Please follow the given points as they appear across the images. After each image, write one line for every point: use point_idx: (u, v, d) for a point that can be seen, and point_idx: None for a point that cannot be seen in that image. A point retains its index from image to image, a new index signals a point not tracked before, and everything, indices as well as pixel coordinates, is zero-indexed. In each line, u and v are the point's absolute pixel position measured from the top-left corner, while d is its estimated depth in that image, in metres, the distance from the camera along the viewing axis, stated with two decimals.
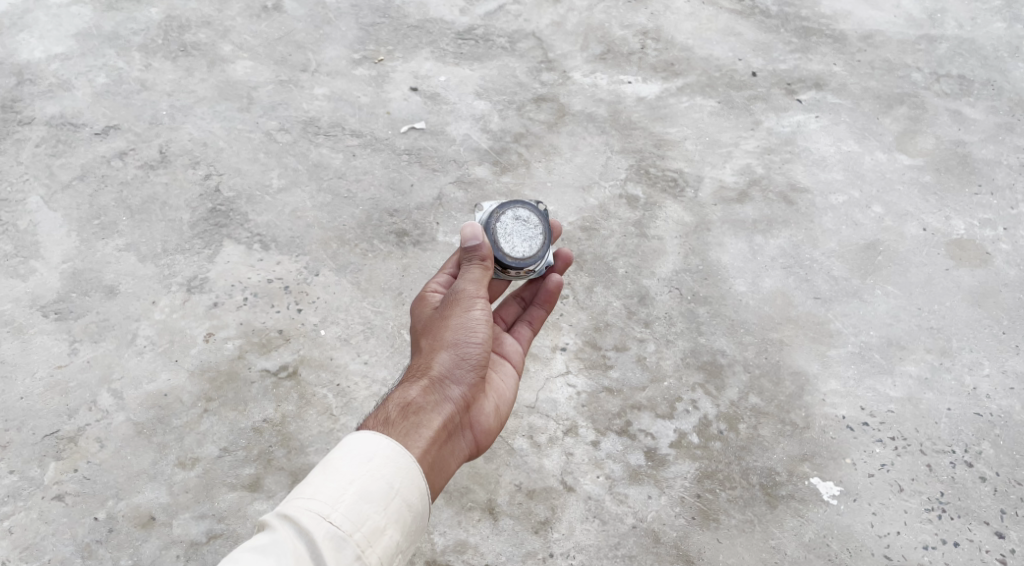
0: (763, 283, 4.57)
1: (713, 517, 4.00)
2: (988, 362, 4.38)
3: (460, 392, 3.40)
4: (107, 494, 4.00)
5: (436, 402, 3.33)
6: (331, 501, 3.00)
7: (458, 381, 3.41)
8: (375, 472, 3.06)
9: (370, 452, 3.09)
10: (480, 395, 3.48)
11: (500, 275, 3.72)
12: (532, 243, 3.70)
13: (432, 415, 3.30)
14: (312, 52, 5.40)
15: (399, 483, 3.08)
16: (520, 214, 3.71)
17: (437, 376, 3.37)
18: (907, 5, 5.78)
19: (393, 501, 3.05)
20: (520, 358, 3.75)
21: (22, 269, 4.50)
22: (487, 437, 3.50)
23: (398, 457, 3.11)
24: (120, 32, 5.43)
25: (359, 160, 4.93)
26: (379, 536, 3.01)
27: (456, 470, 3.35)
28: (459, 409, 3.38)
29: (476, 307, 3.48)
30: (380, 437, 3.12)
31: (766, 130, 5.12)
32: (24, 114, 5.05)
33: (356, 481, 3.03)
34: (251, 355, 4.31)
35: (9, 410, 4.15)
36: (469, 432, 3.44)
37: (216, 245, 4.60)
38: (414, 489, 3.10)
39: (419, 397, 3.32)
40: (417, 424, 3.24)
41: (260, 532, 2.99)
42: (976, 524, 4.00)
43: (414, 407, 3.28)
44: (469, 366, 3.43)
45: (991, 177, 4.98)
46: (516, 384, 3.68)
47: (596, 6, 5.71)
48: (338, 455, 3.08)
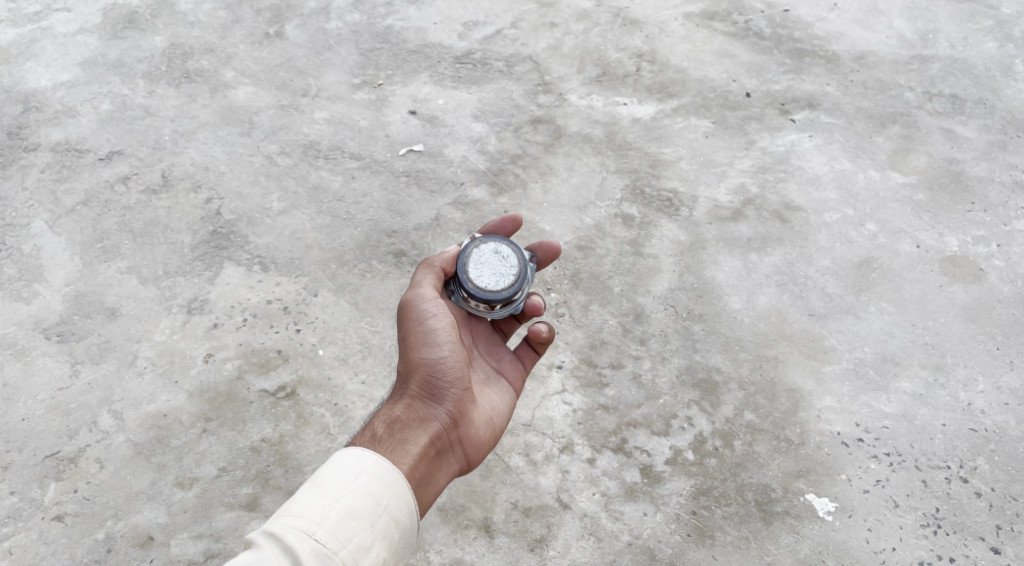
0: (758, 300, 4.60)
1: (708, 534, 4.01)
2: (982, 378, 4.39)
3: (445, 408, 3.49)
4: (106, 514, 4.03)
5: (420, 419, 3.43)
6: (317, 518, 3.01)
7: (442, 398, 3.49)
8: (361, 490, 3.10)
9: (356, 470, 3.13)
10: (469, 409, 3.55)
11: (462, 302, 3.69)
12: (502, 279, 3.65)
13: (417, 432, 3.39)
14: (312, 77, 5.48)
15: (386, 500, 3.11)
16: (501, 250, 3.68)
17: (417, 394, 3.48)
18: (899, 26, 5.84)
19: (380, 518, 3.08)
20: (519, 378, 3.82)
21: (25, 293, 4.56)
22: (478, 451, 3.58)
23: (384, 474, 3.15)
24: (124, 60, 5.52)
25: (358, 182, 4.99)
26: (365, 553, 3.03)
27: (446, 485, 3.43)
28: (446, 425, 3.48)
29: (431, 314, 3.52)
30: (366, 454, 3.17)
31: (760, 150, 5.17)
32: (30, 141, 5.13)
33: (343, 498, 3.06)
34: (250, 376, 4.35)
35: (11, 431, 4.19)
36: (459, 447, 3.52)
37: (216, 268, 4.65)
38: (401, 507, 3.14)
39: (405, 415, 3.43)
40: (402, 442, 3.33)
41: (244, 551, 2.98)
42: (972, 540, 4.00)
43: (398, 424, 3.38)
44: (448, 381, 3.49)
45: (984, 195, 5.01)
46: (511, 401, 3.75)
47: (592, 29, 5.78)
48: (324, 473, 3.11)
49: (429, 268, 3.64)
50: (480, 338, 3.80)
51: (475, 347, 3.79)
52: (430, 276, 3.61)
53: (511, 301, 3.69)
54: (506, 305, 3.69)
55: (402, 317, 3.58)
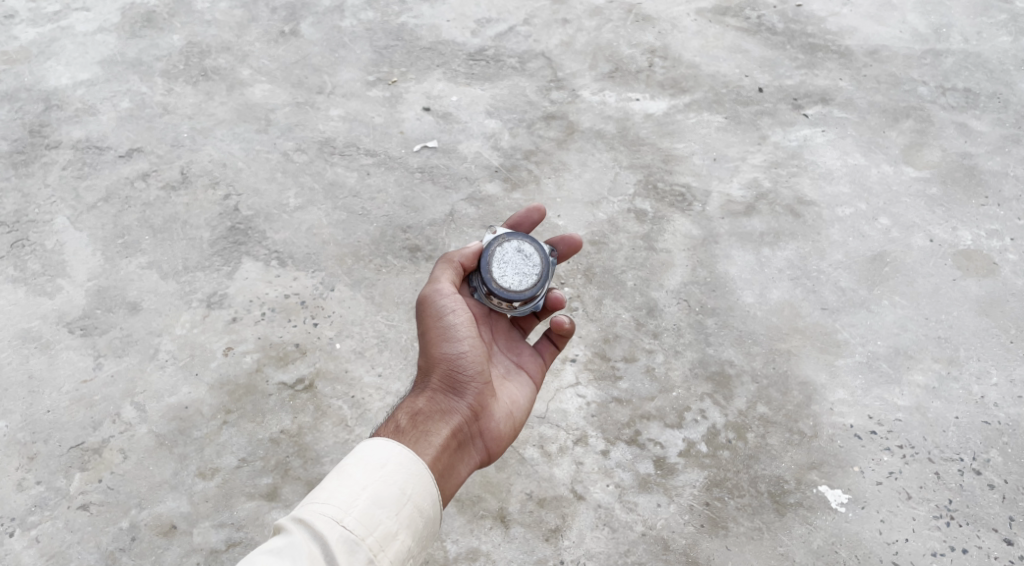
0: (770, 294, 4.63)
1: (721, 525, 4.05)
2: (995, 371, 4.41)
3: (466, 401, 3.55)
4: (130, 504, 4.09)
5: (442, 412, 3.49)
6: (344, 505, 3.09)
7: (463, 391, 3.56)
8: (387, 478, 3.17)
9: (382, 459, 3.20)
10: (489, 402, 3.61)
11: (484, 299, 3.76)
12: (524, 279, 3.73)
13: (439, 424, 3.46)
14: (327, 74, 5.53)
15: (411, 490, 3.19)
16: (523, 248, 3.75)
17: (438, 387, 3.55)
18: (913, 21, 5.85)
19: (405, 507, 3.16)
20: (540, 371, 3.84)
21: (49, 287, 4.63)
22: (500, 443, 3.63)
23: (409, 463, 3.22)
24: (143, 58, 5.59)
25: (373, 178, 5.05)
26: (391, 540, 3.10)
27: (467, 477, 3.48)
28: (467, 418, 3.53)
29: (449, 310, 3.61)
30: (392, 443, 3.24)
31: (773, 145, 5.19)
32: (51, 138, 5.20)
33: (369, 487, 3.14)
34: (269, 369, 4.41)
35: (36, 422, 4.26)
36: (480, 440, 3.57)
37: (235, 263, 4.71)
38: (425, 495, 3.21)
39: (426, 407, 3.49)
40: (425, 433, 3.39)
41: (275, 536, 3.07)
42: (985, 531, 4.03)
43: (420, 416, 3.45)
44: (469, 375, 3.56)
45: (997, 189, 5.02)
46: (530, 396, 3.77)
47: (605, 26, 5.82)
48: (351, 462, 3.19)
49: (449, 264, 3.71)
50: (499, 335, 3.83)
51: (495, 343, 3.82)
52: (449, 271, 3.68)
53: (531, 302, 3.76)
54: (526, 305, 3.76)
55: (420, 313, 3.66)
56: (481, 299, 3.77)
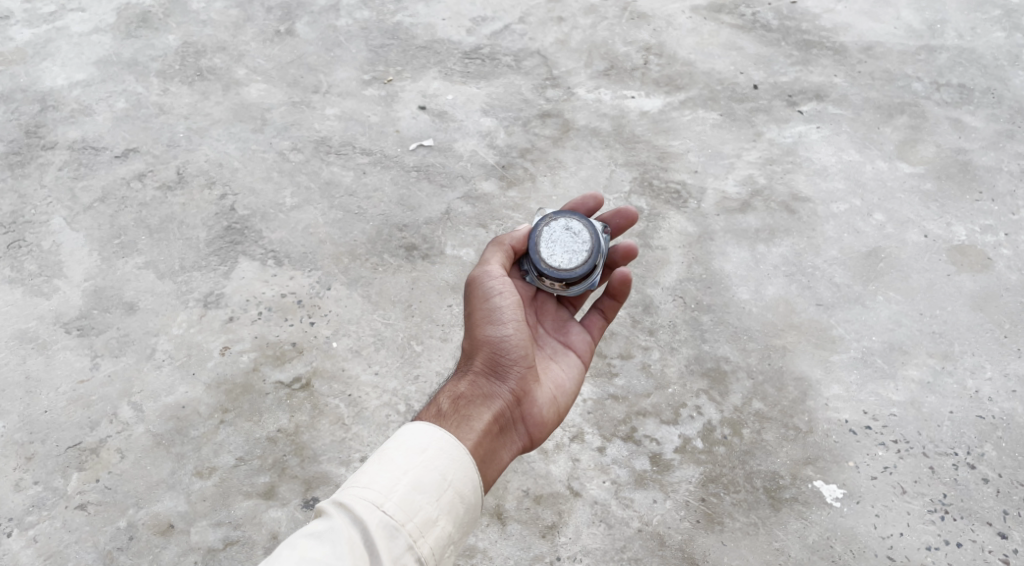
0: (765, 291, 4.64)
1: (717, 520, 4.06)
2: (990, 365, 4.43)
3: (509, 385, 3.57)
4: (127, 503, 4.10)
5: (485, 396, 3.52)
6: (385, 490, 3.09)
7: (506, 375, 3.58)
8: (427, 464, 3.16)
9: (423, 444, 3.20)
10: (533, 387, 3.63)
11: (535, 281, 3.81)
12: (574, 257, 3.75)
13: (481, 408, 3.48)
14: (323, 74, 5.54)
15: (451, 475, 3.18)
16: (571, 225, 3.78)
17: (481, 370, 3.57)
18: (907, 17, 5.86)
19: (446, 492, 3.15)
20: (588, 350, 3.86)
21: (46, 288, 4.64)
22: (542, 429, 3.65)
23: (451, 449, 3.21)
24: (138, 58, 5.60)
25: (369, 177, 5.06)
26: (431, 526, 3.10)
27: (509, 463, 3.51)
28: (509, 403, 3.56)
29: (496, 292, 3.64)
30: (433, 428, 3.24)
31: (768, 141, 5.21)
32: (47, 139, 5.20)
33: (410, 472, 3.13)
34: (265, 368, 4.42)
35: (33, 423, 4.27)
36: (522, 425, 3.60)
37: (231, 262, 4.73)
38: (466, 482, 3.20)
39: (469, 391, 3.52)
40: (466, 417, 3.42)
41: (316, 520, 3.07)
42: (979, 525, 4.04)
43: (463, 400, 3.48)
44: (513, 359, 3.59)
45: (991, 185, 5.03)
46: (578, 376, 3.79)
47: (600, 23, 5.83)
48: (392, 446, 3.19)
49: (499, 247, 3.76)
50: (546, 317, 3.87)
51: (541, 324, 3.86)
52: (497, 253, 3.73)
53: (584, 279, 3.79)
54: (579, 282, 3.79)
55: (467, 295, 3.70)
56: (534, 282, 3.82)
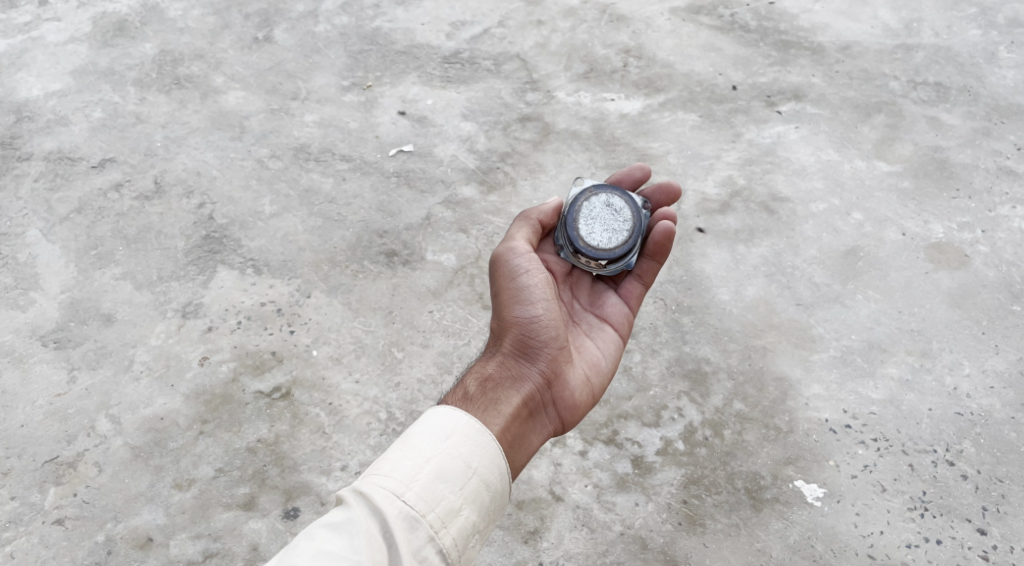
0: (746, 291, 4.64)
1: (699, 522, 4.05)
2: (968, 362, 4.43)
3: (539, 367, 3.54)
4: (105, 517, 4.08)
5: (514, 379, 3.49)
6: (406, 479, 3.02)
7: (537, 356, 3.55)
8: (450, 451, 3.09)
9: (447, 430, 3.13)
10: (565, 369, 3.58)
11: (571, 258, 3.80)
12: (615, 236, 3.75)
13: (510, 392, 3.45)
14: (302, 80, 5.52)
15: (475, 463, 3.11)
16: (612, 202, 3.77)
17: (511, 352, 3.54)
18: (884, 16, 5.88)
19: (470, 480, 3.08)
20: (624, 323, 3.81)
21: (22, 300, 4.61)
22: (575, 412, 3.61)
23: (476, 435, 3.14)
24: (115, 67, 5.57)
25: (349, 184, 5.04)
26: (454, 516, 3.03)
27: (539, 447, 3.48)
28: (539, 385, 3.52)
29: (523, 271, 3.59)
30: (458, 414, 3.16)
31: (747, 142, 5.21)
32: (23, 150, 5.17)
33: (432, 460, 3.06)
34: (245, 378, 4.40)
35: (10, 437, 4.24)
36: (553, 408, 3.57)
37: (210, 271, 4.70)
38: (491, 470, 3.13)
39: (497, 373, 3.50)
40: (494, 402, 3.39)
41: (335, 509, 3.00)
42: (958, 522, 4.05)
43: (491, 383, 3.45)
44: (543, 340, 3.54)
45: (969, 182, 5.04)
46: (612, 354, 3.75)
47: (579, 26, 5.83)
48: (415, 432, 3.11)
49: (526, 221, 3.74)
50: (581, 292, 3.84)
51: (577, 298, 3.83)
52: (524, 229, 3.70)
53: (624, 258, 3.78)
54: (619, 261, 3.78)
55: (496, 272, 3.65)
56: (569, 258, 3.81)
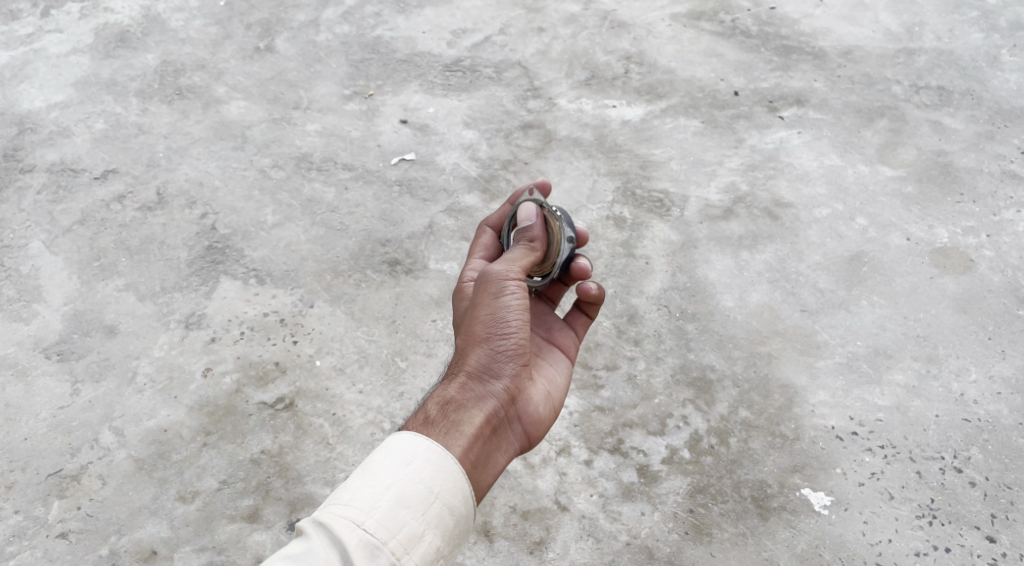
0: (750, 298, 4.63)
1: (705, 532, 4.03)
2: (974, 368, 4.41)
3: (502, 384, 3.26)
4: (109, 531, 4.05)
5: (476, 398, 3.20)
6: (366, 507, 2.85)
7: (500, 373, 3.27)
8: (412, 477, 2.92)
9: (408, 456, 2.95)
10: (524, 385, 3.34)
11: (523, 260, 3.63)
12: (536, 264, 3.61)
13: (473, 411, 3.17)
14: (304, 90, 5.52)
15: (438, 487, 2.94)
16: None
17: (474, 371, 3.24)
18: (885, 21, 5.88)
19: (432, 506, 2.91)
20: (574, 347, 3.65)
21: (25, 313, 4.60)
22: (539, 426, 3.37)
23: (438, 459, 2.97)
24: (117, 78, 5.57)
25: (351, 193, 5.03)
26: (417, 543, 2.86)
27: (506, 465, 3.21)
28: (503, 401, 3.25)
29: (506, 289, 3.31)
30: (419, 438, 2.99)
31: (750, 147, 5.20)
32: (25, 162, 5.17)
33: (393, 486, 2.89)
34: (249, 389, 4.39)
35: (13, 451, 4.23)
36: (517, 424, 3.30)
37: (212, 282, 4.70)
38: (455, 493, 2.96)
39: (460, 395, 3.19)
40: (457, 423, 3.11)
41: (294, 540, 2.85)
42: (967, 529, 4.02)
43: (453, 405, 3.16)
44: (508, 357, 3.28)
45: (972, 186, 5.03)
46: (568, 371, 3.58)
47: (580, 33, 5.83)
48: (376, 459, 2.94)
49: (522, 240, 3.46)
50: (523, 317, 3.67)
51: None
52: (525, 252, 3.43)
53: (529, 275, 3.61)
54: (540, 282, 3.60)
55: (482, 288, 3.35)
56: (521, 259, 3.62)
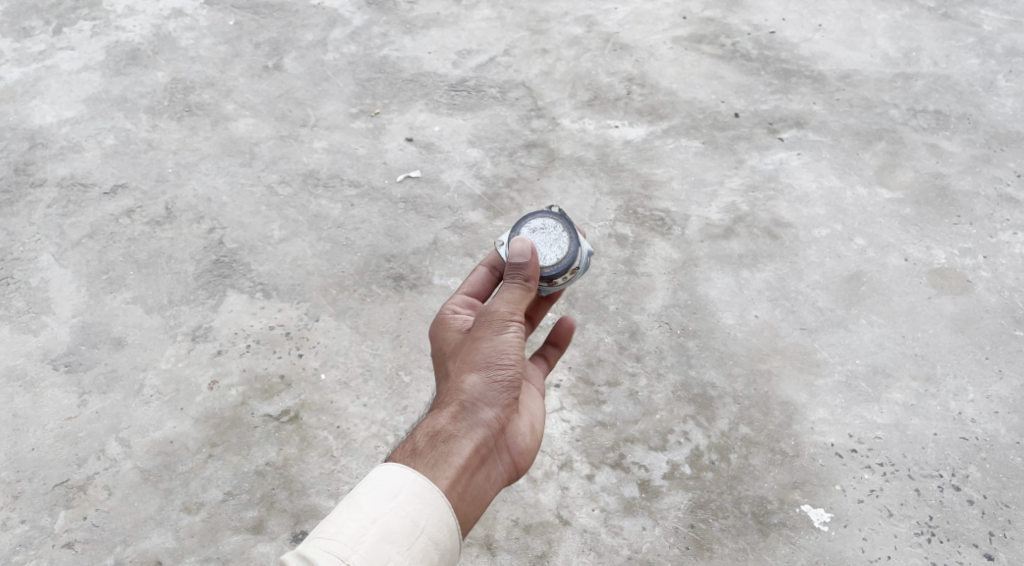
0: (750, 316, 4.68)
1: (706, 547, 4.08)
2: (972, 388, 4.46)
3: (494, 414, 3.31)
4: (115, 541, 4.10)
5: (466, 428, 3.25)
6: (351, 541, 2.94)
7: (491, 404, 3.31)
8: (397, 510, 3.00)
9: (393, 489, 3.03)
10: (515, 416, 3.38)
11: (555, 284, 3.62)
12: (559, 247, 3.59)
13: (463, 442, 3.22)
14: (311, 108, 5.60)
15: (423, 521, 3.02)
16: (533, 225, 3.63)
17: (467, 400, 3.29)
18: (883, 46, 5.97)
19: (417, 540, 2.99)
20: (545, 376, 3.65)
21: (33, 324, 4.66)
22: (527, 458, 3.40)
23: (423, 493, 3.05)
24: (127, 95, 5.66)
25: (357, 209, 5.10)
26: None
27: (493, 497, 3.26)
28: (493, 432, 3.30)
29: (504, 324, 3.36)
30: (406, 471, 3.07)
31: (750, 168, 5.27)
32: (36, 176, 5.24)
33: (378, 520, 2.98)
34: (254, 401, 4.44)
35: (21, 461, 4.28)
36: (507, 454, 3.35)
37: (219, 295, 4.76)
38: (440, 526, 3.04)
39: (449, 425, 3.24)
40: (446, 454, 3.17)
41: None
42: (965, 547, 4.06)
43: (442, 436, 3.21)
44: (502, 387, 3.33)
45: (970, 209, 5.09)
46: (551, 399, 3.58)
47: (583, 55, 5.91)
48: (362, 491, 3.02)
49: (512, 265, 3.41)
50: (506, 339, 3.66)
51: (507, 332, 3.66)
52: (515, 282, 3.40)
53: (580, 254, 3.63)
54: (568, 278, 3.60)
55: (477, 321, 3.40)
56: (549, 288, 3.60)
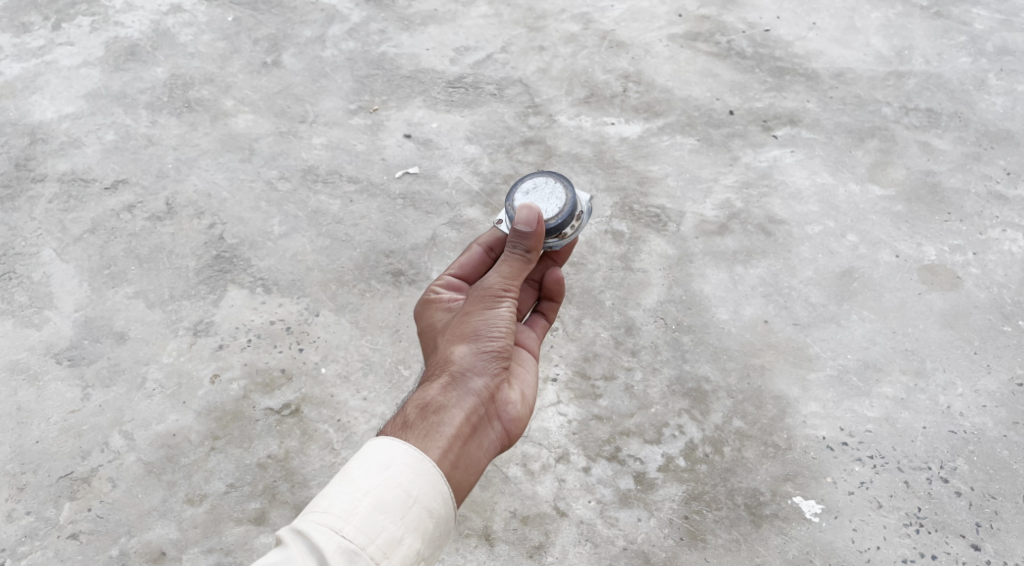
0: (744, 311, 4.76)
1: (700, 537, 4.17)
2: (961, 382, 4.55)
3: (483, 383, 3.36)
4: (119, 532, 4.18)
5: (457, 397, 3.31)
6: (344, 514, 3.00)
7: (481, 372, 3.37)
8: (389, 482, 3.06)
9: (385, 461, 3.09)
10: (506, 384, 3.43)
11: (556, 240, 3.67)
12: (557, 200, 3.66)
13: (454, 412, 3.28)
14: (310, 104, 5.66)
15: (416, 491, 3.08)
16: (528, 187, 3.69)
17: (457, 371, 3.35)
18: (876, 44, 6.04)
19: (410, 510, 3.06)
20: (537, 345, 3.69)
21: (36, 319, 4.72)
22: (520, 426, 3.45)
23: (415, 464, 3.11)
24: (127, 91, 5.71)
25: (357, 205, 5.17)
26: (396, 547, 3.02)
27: (487, 464, 3.31)
28: (483, 401, 3.35)
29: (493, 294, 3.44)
30: (397, 443, 3.13)
31: (744, 165, 5.34)
32: (37, 172, 5.30)
33: (371, 492, 3.04)
34: (256, 395, 4.51)
35: (25, 453, 4.35)
36: (499, 422, 3.39)
37: (220, 290, 4.82)
38: (433, 496, 3.10)
39: (440, 396, 3.30)
40: (437, 424, 3.23)
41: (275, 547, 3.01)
42: (953, 537, 4.16)
43: (432, 407, 3.27)
44: (490, 356, 3.39)
45: (960, 206, 5.17)
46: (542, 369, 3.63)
47: (580, 52, 5.97)
48: (354, 464, 3.09)
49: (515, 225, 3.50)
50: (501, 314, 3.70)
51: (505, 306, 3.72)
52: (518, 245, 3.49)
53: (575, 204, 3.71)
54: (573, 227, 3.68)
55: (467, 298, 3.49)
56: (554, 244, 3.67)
